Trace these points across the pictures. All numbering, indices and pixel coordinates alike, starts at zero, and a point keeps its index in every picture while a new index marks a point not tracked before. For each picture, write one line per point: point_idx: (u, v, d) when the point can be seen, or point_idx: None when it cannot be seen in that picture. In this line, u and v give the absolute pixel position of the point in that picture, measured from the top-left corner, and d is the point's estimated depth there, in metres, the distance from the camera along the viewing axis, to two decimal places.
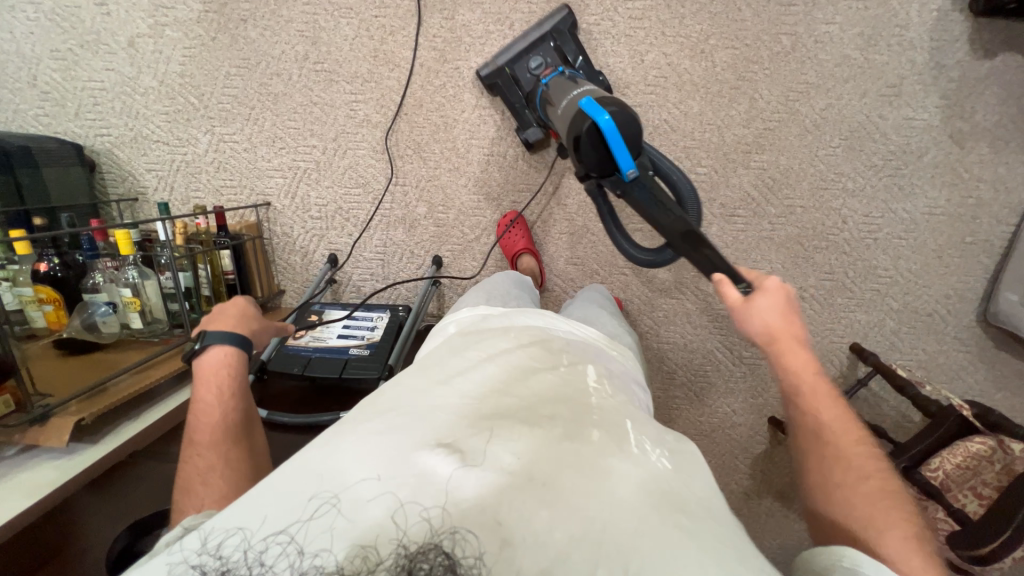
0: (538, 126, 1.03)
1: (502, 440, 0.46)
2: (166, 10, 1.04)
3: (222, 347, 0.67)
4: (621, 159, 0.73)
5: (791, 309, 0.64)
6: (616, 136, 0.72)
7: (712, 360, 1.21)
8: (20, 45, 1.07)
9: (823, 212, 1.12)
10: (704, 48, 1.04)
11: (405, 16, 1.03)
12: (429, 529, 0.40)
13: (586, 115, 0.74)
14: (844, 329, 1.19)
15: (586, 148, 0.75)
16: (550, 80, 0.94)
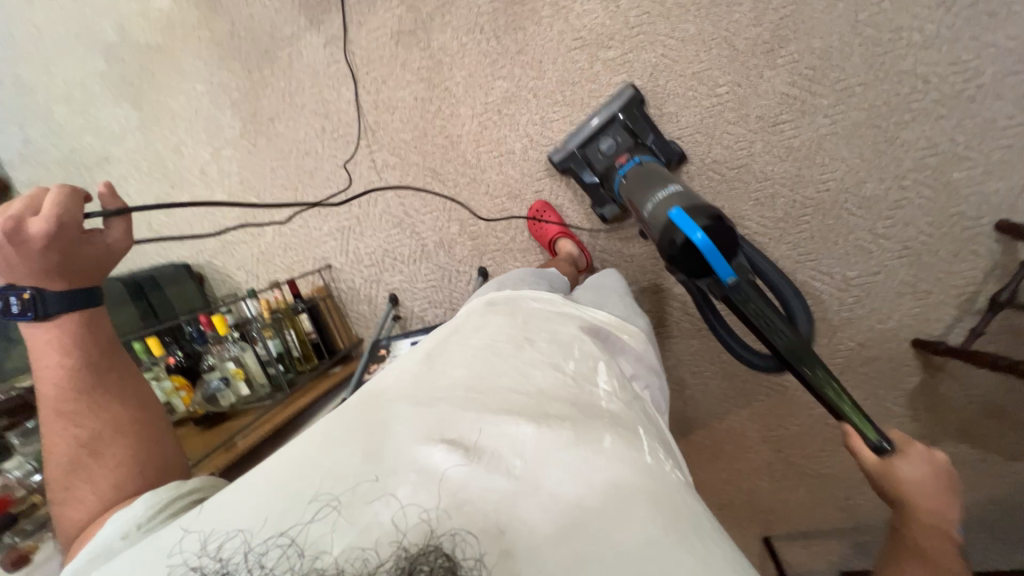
0: (614, 202, 1.06)
1: (518, 445, 0.50)
2: (216, 136, 1.26)
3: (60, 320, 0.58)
4: (718, 267, 0.71)
5: (948, 497, 0.55)
6: (708, 248, 0.70)
7: (809, 291, 1.08)
8: (135, 202, 1.38)
9: (893, 81, 0.94)
10: None
11: (388, 61, 1.11)
12: (434, 533, 0.43)
13: (677, 229, 0.73)
14: (977, 208, 0.97)
15: (680, 260, 0.74)
16: (631, 167, 0.97)
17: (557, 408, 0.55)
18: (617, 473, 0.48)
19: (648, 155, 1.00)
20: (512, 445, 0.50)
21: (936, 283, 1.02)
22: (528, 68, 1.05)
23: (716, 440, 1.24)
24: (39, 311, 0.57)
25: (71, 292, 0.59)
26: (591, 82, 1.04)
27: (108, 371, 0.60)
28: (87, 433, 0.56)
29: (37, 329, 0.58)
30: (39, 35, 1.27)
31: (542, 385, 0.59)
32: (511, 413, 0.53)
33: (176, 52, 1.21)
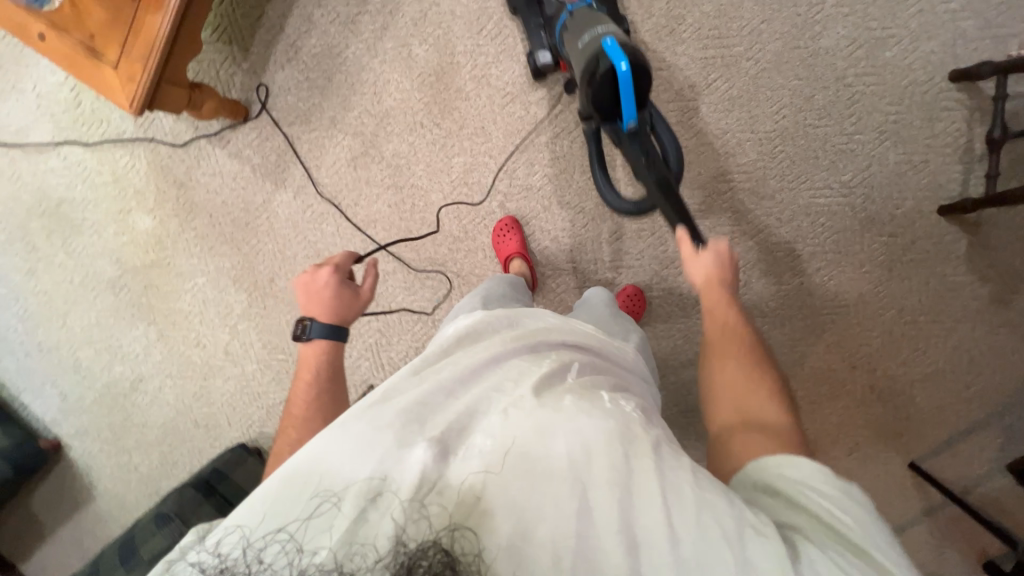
0: (550, 50, 1.01)
1: (513, 418, 0.50)
2: (229, 316, 1.30)
3: (324, 344, 0.74)
4: (626, 106, 0.77)
5: (727, 273, 0.72)
6: (628, 85, 0.75)
7: (817, 210, 1.08)
8: (177, 405, 1.35)
9: (787, 10, 1.03)
10: None
11: (353, 185, 1.19)
12: (432, 527, 0.42)
13: (605, 56, 0.75)
14: (925, 73, 1.01)
15: (599, 87, 0.77)
16: (578, 7, 0.88)
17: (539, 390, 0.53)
18: (617, 439, 0.48)
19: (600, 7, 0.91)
20: (496, 424, 0.50)
21: (929, 149, 1.03)
22: (476, 136, 1.14)
23: (812, 388, 1.17)
24: (308, 332, 0.74)
25: (334, 322, 0.76)
26: (534, 124, 1.12)
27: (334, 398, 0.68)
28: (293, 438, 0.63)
29: (306, 347, 0.74)
30: (50, 298, 1.37)
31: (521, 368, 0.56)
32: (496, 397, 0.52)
33: (172, 258, 1.30)
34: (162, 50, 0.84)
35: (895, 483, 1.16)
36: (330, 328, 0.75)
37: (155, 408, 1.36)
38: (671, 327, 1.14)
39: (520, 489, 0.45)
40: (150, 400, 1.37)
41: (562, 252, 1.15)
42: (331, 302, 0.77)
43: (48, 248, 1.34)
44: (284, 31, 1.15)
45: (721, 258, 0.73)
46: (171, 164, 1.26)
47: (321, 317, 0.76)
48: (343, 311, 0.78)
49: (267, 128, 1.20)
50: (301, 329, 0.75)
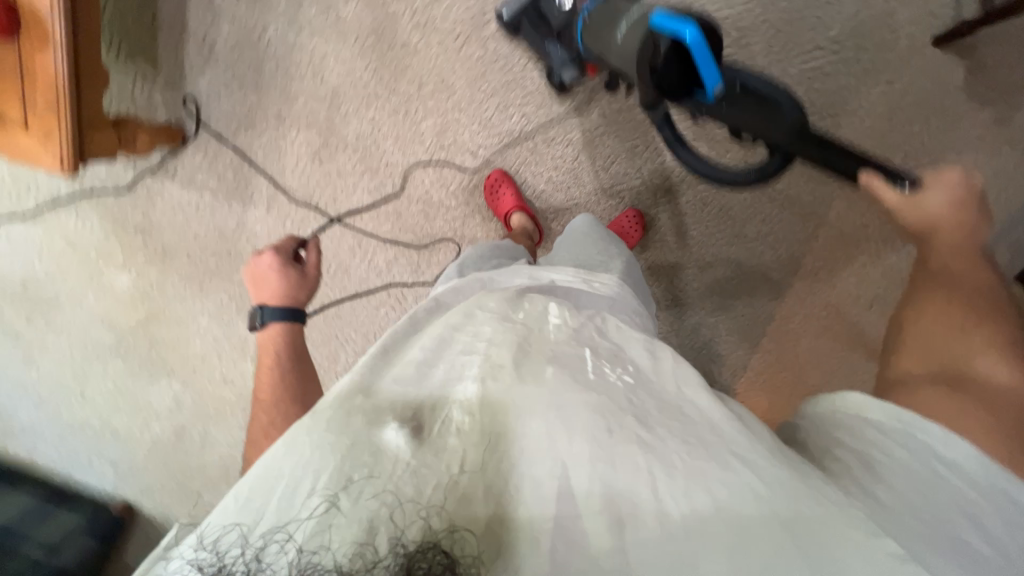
0: (569, 66, 0.92)
1: (525, 400, 0.47)
2: (245, 348, 1.26)
3: (283, 327, 0.72)
4: (707, 71, 0.57)
5: (967, 203, 0.60)
6: (700, 46, 0.56)
7: (812, 73, 1.04)
8: (228, 441, 1.33)
9: None
10: None
11: (324, 180, 1.09)
12: (435, 525, 0.38)
13: (659, 32, 0.59)
14: None
15: (661, 66, 0.59)
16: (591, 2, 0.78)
17: (515, 358, 0.50)
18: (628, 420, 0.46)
19: None
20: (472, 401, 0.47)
21: None
22: (438, 92, 1.04)
23: (830, 254, 1.14)
24: (263, 320, 0.72)
25: (287, 305, 0.73)
26: (496, 62, 1.03)
27: (301, 376, 0.66)
28: (265, 421, 0.60)
29: (266, 336, 0.72)
30: (59, 379, 1.32)
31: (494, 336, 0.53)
32: (470, 370, 0.49)
33: (167, 308, 1.24)
34: (66, 88, 0.72)
35: None
36: (284, 311, 0.72)
37: (207, 451, 1.35)
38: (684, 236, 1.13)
39: (532, 478, 0.43)
40: (200, 446, 1.34)
41: (559, 193, 1.10)
42: (282, 288, 0.76)
43: (34, 333, 1.28)
44: (189, 26, 1.02)
45: (959, 189, 0.60)
46: (125, 211, 1.16)
47: (275, 304, 0.74)
48: (296, 295, 0.76)
49: (212, 144, 1.08)
50: (256, 319, 0.73)
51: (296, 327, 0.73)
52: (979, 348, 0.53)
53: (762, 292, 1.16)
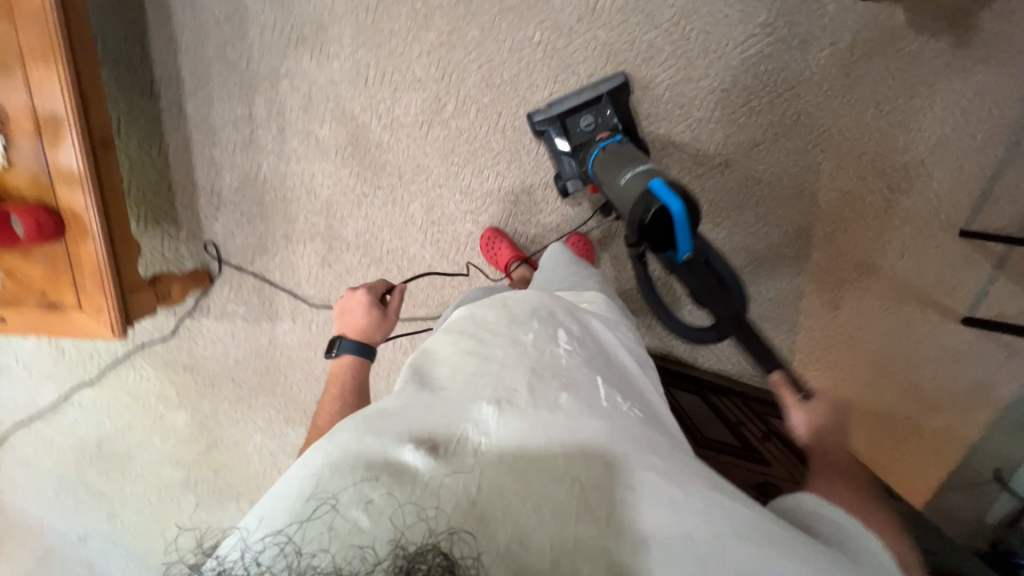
0: (577, 179, 1.05)
1: (525, 423, 0.46)
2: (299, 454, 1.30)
3: (357, 359, 0.79)
4: (682, 240, 0.71)
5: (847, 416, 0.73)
6: (683, 220, 0.69)
7: (754, 61, 1.07)
8: None
9: None
10: (423, 12, 1.02)
11: (337, 281, 1.18)
12: (436, 532, 0.40)
13: (655, 197, 0.72)
14: None
15: (649, 224, 0.72)
16: (608, 142, 0.95)
17: (524, 381, 0.51)
18: (641, 445, 0.48)
19: (625, 134, 0.99)
20: (480, 423, 0.47)
21: None
22: (418, 176, 1.12)
23: (834, 219, 1.18)
24: (339, 350, 0.80)
25: (362, 342, 0.81)
26: (462, 135, 1.10)
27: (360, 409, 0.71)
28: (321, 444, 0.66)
29: (340, 362, 0.80)
30: (142, 527, 1.39)
31: (503, 356, 0.53)
32: (479, 391, 0.50)
33: (225, 433, 1.32)
34: (109, 269, 0.84)
35: (956, 258, 1.16)
36: (359, 346, 0.80)
37: None
38: None
39: (545, 486, 0.43)
40: None
41: (552, 232, 1.15)
42: (356, 325, 0.83)
43: (115, 489, 1.37)
44: (189, 184, 1.13)
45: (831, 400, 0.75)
46: (172, 355, 1.27)
47: (351, 337, 0.81)
48: (370, 334, 0.83)
49: (235, 276, 1.20)
50: (334, 346, 0.80)
51: (366, 360, 0.80)
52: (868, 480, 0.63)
53: (780, 271, 1.22)
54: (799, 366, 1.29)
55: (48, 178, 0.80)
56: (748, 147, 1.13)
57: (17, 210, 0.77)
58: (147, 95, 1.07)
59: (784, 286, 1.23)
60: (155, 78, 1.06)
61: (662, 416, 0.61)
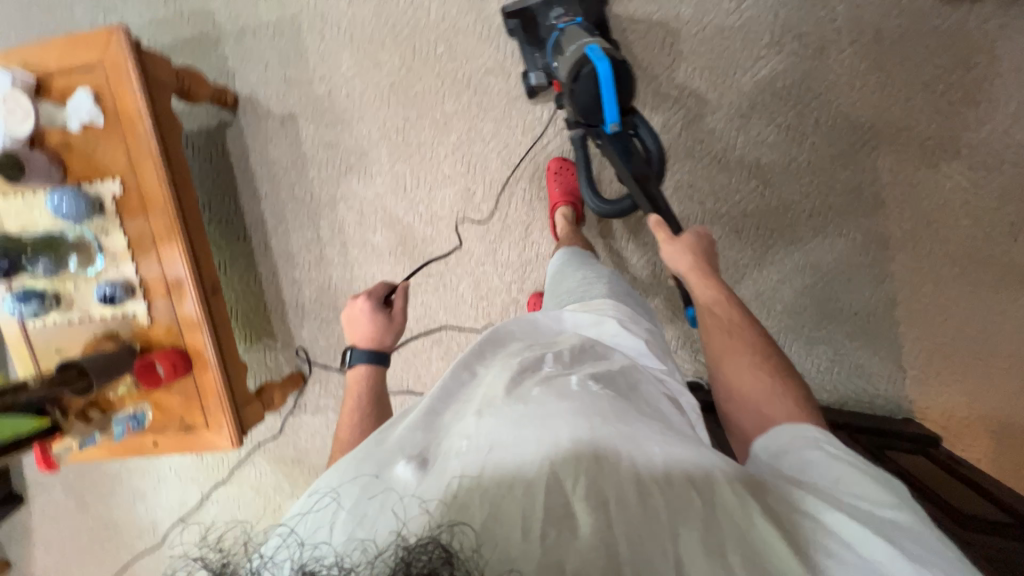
0: (542, 71, 1.05)
1: (503, 421, 0.50)
2: None
3: (372, 364, 0.86)
4: (608, 111, 0.82)
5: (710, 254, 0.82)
6: (610, 92, 0.79)
7: (768, 84, 1.04)
8: None
9: None
10: (443, 122, 1.15)
11: (406, 366, 1.29)
12: (432, 526, 0.42)
13: (589, 61, 0.80)
14: None
15: (582, 91, 0.82)
16: (567, 26, 0.94)
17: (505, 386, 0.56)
18: (613, 420, 0.51)
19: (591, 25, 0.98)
20: (465, 428, 0.51)
21: None
22: (462, 260, 1.22)
23: (911, 213, 1.06)
24: (351, 358, 0.86)
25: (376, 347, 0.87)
26: (494, 215, 1.18)
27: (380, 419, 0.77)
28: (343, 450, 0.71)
29: (355, 369, 0.85)
30: None
31: (490, 376, 0.59)
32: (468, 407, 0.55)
33: None
34: (224, 392, 1.02)
35: None
36: (375, 354, 0.86)
37: None
38: (737, 268, 1.13)
39: (520, 472, 0.46)
40: None
41: None
42: (357, 323, 0.91)
43: None
44: (277, 305, 1.33)
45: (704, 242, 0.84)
46: (281, 450, 1.45)
47: (364, 346, 0.87)
48: (382, 340, 0.89)
49: (323, 374, 1.36)
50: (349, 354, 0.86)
51: (382, 366, 0.86)
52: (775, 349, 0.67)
53: (860, 281, 1.10)
54: (916, 383, 1.12)
55: (178, 329, 0.99)
56: (785, 165, 1.07)
57: (160, 358, 0.96)
58: (241, 239, 1.30)
59: (867, 297, 1.11)
60: (246, 224, 1.29)
61: (657, 402, 0.62)
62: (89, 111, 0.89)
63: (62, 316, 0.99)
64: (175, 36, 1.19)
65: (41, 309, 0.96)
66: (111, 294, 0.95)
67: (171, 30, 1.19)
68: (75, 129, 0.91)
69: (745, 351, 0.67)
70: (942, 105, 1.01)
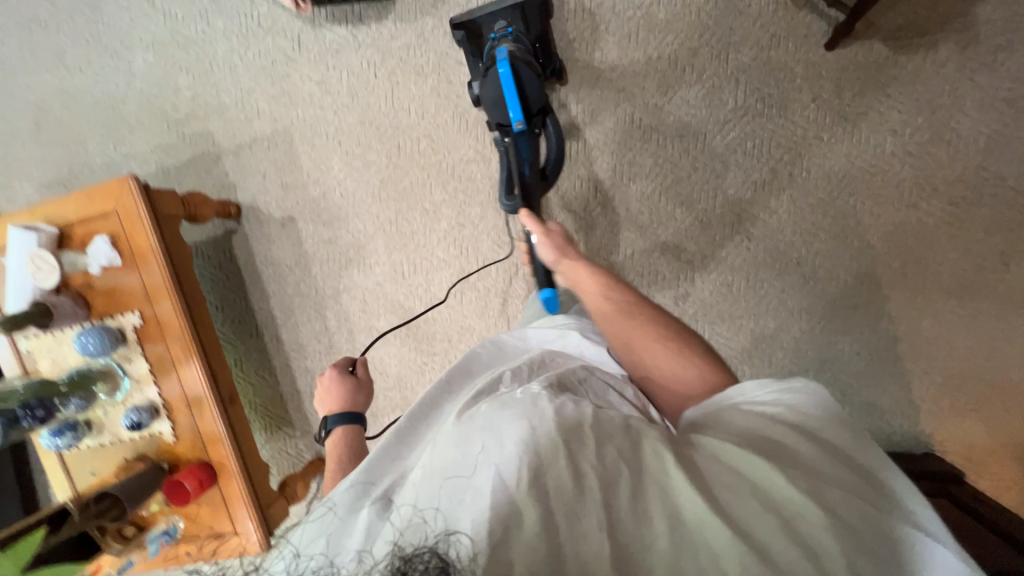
0: (476, 79, 1.06)
1: (464, 435, 0.54)
2: None
3: (348, 425, 0.90)
4: (512, 106, 0.94)
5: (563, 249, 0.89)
6: (511, 88, 0.92)
7: (738, 144, 1.08)
8: None
9: (577, 60, 1.11)
10: (433, 211, 1.21)
11: None
12: (428, 534, 0.47)
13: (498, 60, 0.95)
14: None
15: (489, 85, 0.97)
16: (502, 40, 0.97)
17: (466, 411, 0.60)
18: (550, 416, 0.53)
19: (525, 43, 1.00)
20: (434, 451, 0.55)
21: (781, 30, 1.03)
22: (464, 336, 1.26)
23: (898, 251, 1.07)
24: (326, 426, 0.90)
25: (350, 414, 0.91)
26: (491, 291, 1.22)
27: None
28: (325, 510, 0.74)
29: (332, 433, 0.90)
30: None
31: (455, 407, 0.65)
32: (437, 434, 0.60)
33: None
34: (247, 492, 1.05)
35: None
36: (349, 417, 0.90)
37: None
38: (732, 320, 1.15)
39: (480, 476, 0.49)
40: None
41: None
42: (328, 391, 0.96)
43: None
44: (292, 394, 1.37)
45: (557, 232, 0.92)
46: None
47: (337, 411, 0.92)
48: (358, 405, 0.94)
49: None
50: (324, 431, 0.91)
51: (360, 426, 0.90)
52: (668, 320, 0.76)
53: (857, 321, 1.11)
54: (930, 417, 1.11)
55: (201, 442, 1.04)
56: (766, 217, 1.10)
57: (186, 475, 1.01)
58: (255, 335, 1.36)
59: (867, 335, 1.11)
60: (257, 321, 1.34)
61: (610, 398, 0.69)
62: (108, 254, 0.97)
63: (95, 441, 1.04)
64: (178, 158, 1.28)
65: (75, 439, 1.01)
66: (138, 420, 1.01)
67: (174, 153, 1.28)
68: (95, 272, 0.98)
69: (647, 332, 0.74)
70: (912, 147, 1.03)
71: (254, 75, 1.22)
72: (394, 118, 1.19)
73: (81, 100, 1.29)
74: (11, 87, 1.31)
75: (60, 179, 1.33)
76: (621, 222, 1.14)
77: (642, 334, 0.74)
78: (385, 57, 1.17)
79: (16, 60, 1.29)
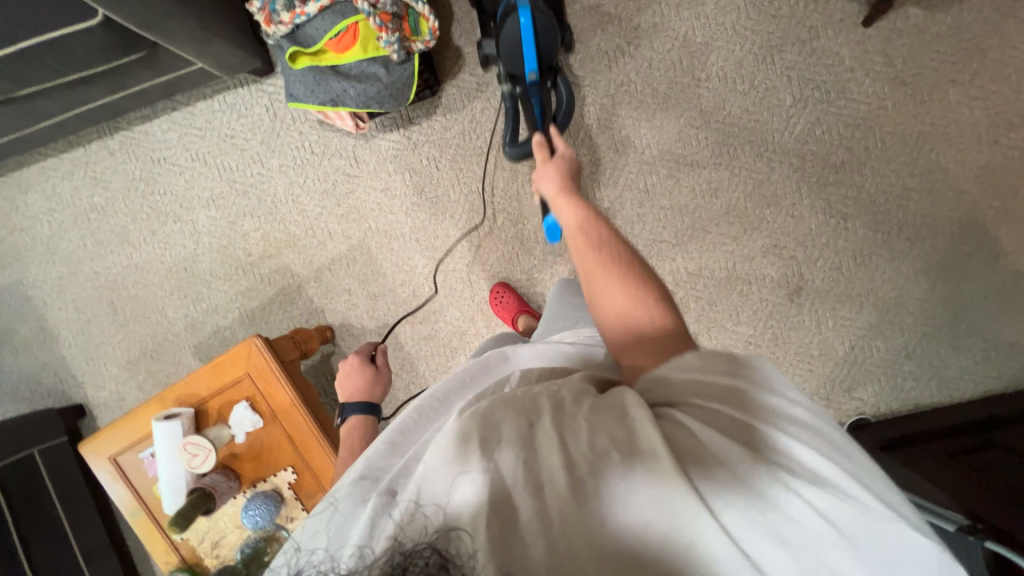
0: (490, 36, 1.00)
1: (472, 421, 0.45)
2: None
3: (358, 417, 0.85)
4: (530, 58, 0.91)
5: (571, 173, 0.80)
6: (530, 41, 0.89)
7: (808, 134, 1.10)
8: None
9: (631, 100, 1.13)
10: (527, 279, 1.21)
11: None
12: (431, 531, 0.38)
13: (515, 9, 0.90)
14: (745, 11, 1.09)
15: (508, 38, 0.92)
16: None
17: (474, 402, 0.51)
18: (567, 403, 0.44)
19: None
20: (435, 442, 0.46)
21: (818, 23, 1.08)
22: None
23: (994, 190, 1.08)
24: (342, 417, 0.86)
25: (366, 406, 0.86)
26: None
27: None
28: None
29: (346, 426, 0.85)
30: None
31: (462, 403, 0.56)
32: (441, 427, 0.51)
33: None
34: None
35: None
36: (365, 406, 0.86)
37: None
38: (852, 299, 1.14)
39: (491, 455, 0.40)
40: None
41: None
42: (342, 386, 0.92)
43: None
44: None
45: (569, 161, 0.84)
46: None
47: (356, 401, 0.87)
48: (376, 396, 0.89)
49: None
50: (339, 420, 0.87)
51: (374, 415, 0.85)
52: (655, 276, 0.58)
53: (976, 267, 1.10)
54: None
55: None
56: (855, 193, 1.11)
57: None
58: None
59: (991, 277, 1.10)
60: None
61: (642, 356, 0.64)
62: (251, 420, 0.95)
63: None
64: (260, 299, 1.27)
65: None
66: None
67: (256, 296, 1.28)
68: (241, 439, 0.96)
69: (606, 274, 0.59)
70: (977, 92, 1.06)
71: (318, 199, 1.24)
72: (466, 202, 1.20)
73: (152, 271, 1.29)
74: (81, 278, 1.31)
75: (145, 352, 1.31)
76: (716, 237, 1.14)
77: (605, 274, 0.59)
78: (443, 149, 1.19)
79: (81, 252, 1.30)
